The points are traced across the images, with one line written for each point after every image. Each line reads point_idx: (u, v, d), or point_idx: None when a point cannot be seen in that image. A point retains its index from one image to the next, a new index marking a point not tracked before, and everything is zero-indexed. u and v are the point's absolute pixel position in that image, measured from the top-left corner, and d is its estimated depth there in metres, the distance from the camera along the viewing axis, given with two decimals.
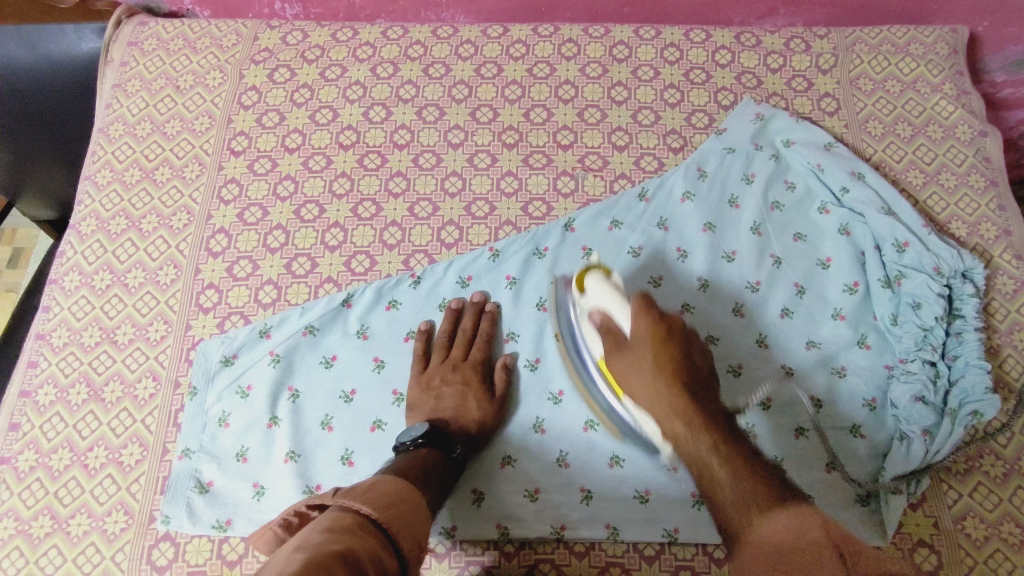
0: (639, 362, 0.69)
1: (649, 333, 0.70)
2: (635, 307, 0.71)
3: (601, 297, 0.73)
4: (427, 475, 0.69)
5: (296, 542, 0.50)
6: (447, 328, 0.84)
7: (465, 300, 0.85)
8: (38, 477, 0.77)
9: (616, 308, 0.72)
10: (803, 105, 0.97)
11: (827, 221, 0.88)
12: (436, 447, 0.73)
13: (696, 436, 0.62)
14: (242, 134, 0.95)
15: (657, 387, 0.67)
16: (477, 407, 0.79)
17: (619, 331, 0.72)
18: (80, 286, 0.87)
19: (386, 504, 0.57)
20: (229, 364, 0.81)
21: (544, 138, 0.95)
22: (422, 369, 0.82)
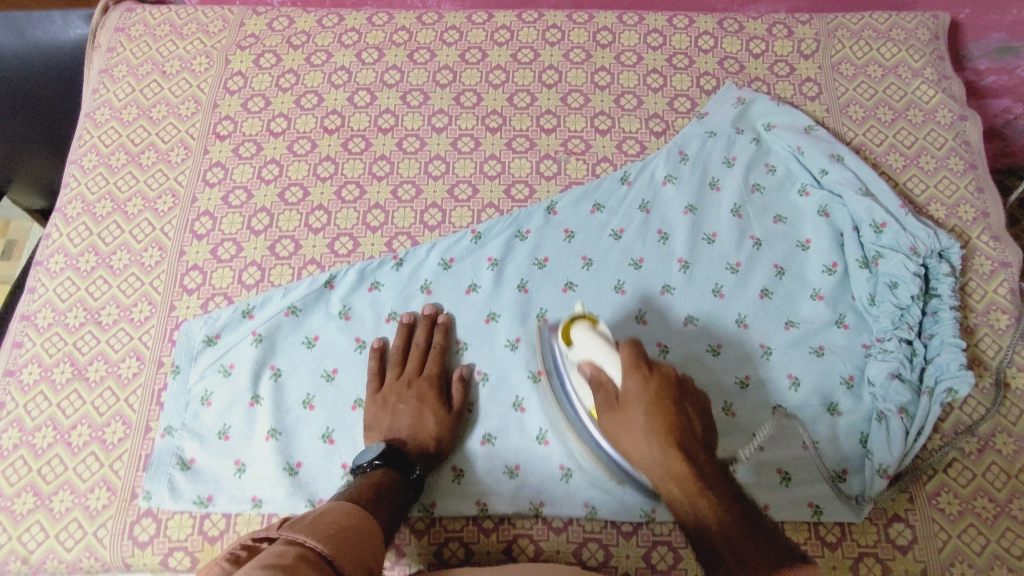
0: (631, 426, 0.67)
1: (641, 391, 0.67)
2: (625, 363, 0.68)
3: (589, 350, 0.70)
4: (381, 497, 0.67)
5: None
6: (401, 343, 0.82)
7: (416, 313, 0.84)
8: (22, 455, 0.78)
9: (606, 361, 0.69)
10: (785, 89, 0.98)
11: (807, 203, 0.89)
12: (393, 468, 0.72)
13: (696, 500, 0.62)
14: (227, 119, 0.96)
15: (654, 455, 0.64)
16: (434, 422, 0.78)
17: (611, 388, 0.69)
18: (65, 267, 0.87)
19: (332, 534, 0.54)
20: (212, 344, 0.82)
21: (527, 122, 0.96)
22: (378, 387, 0.80)
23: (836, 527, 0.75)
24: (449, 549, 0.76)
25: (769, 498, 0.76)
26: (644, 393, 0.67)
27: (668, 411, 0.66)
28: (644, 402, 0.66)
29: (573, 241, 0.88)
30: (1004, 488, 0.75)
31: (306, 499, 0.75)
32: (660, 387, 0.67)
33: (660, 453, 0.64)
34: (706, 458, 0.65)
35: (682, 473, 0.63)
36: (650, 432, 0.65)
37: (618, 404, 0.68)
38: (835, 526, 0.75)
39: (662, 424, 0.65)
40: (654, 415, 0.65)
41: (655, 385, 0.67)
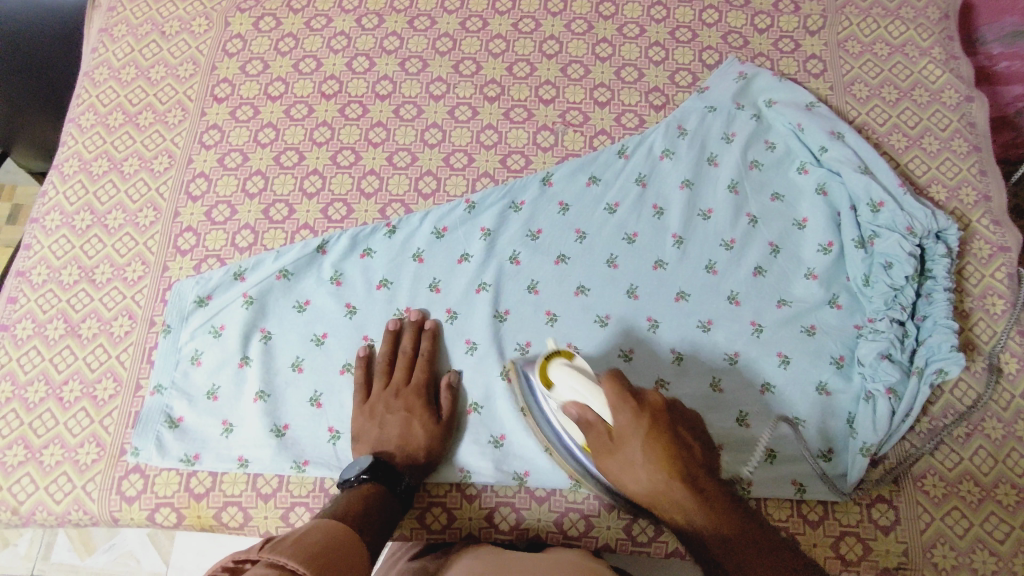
0: (629, 464, 0.63)
1: (633, 426, 0.63)
2: (611, 401, 0.64)
3: (572, 390, 0.66)
4: (370, 515, 0.66)
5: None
6: (386, 352, 0.80)
7: (403, 319, 0.83)
8: (14, 408, 0.79)
9: (591, 400, 0.65)
10: (789, 65, 0.96)
11: (805, 181, 0.88)
12: (380, 481, 0.71)
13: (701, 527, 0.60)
14: (225, 81, 0.95)
15: (657, 489, 0.62)
16: (424, 433, 0.76)
17: (601, 424, 0.66)
18: (61, 225, 0.88)
19: (313, 558, 0.53)
20: (204, 305, 0.82)
21: (526, 92, 0.95)
22: (364, 399, 0.78)
23: (819, 505, 0.75)
24: (431, 515, 0.77)
25: (751, 474, 0.76)
26: (639, 431, 0.63)
27: (664, 445, 0.62)
28: (639, 438, 0.63)
29: (567, 213, 0.87)
30: (990, 472, 0.75)
31: (291, 460, 0.76)
32: (654, 419, 0.63)
33: (663, 488, 0.62)
34: (707, 481, 0.62)
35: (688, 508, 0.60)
36: (649, 467, 0.62)
37: (612, 444, 0.65)
38: (817, 505, 0.75)
39: (660, 459, 0.62)
40: (650, 452, 0.62)
41: (648, 418, 0.63)
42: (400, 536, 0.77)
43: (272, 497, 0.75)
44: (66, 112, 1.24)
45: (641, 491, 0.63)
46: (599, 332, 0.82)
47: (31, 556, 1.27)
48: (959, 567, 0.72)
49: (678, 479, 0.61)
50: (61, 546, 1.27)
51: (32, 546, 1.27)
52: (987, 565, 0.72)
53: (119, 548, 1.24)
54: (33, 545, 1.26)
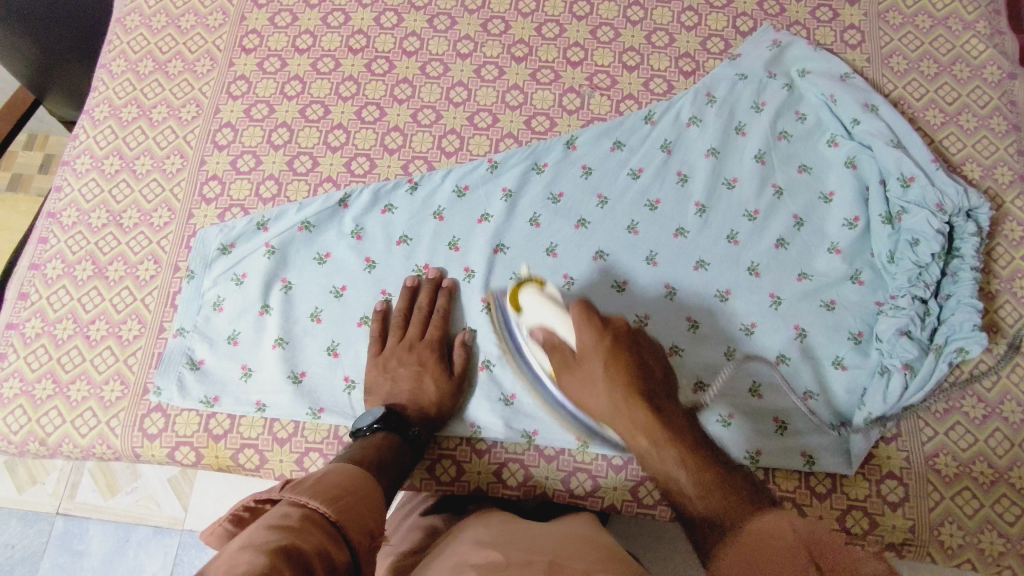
0: (593, 382, 0.67)
1: (594, 344, 0.67)
2: (575, 321, 0.68)
3: (539, 312, 0.72)
4: (384, 463, 0.68)
5: (241, 540, 0.49)
6: (402, 307, 0.81)
7: (420, 279, 0.83)
8: (43, 344, 0.81)
9: (557, 323, 0.70)
10: (825, 35, 0.93)
11: (835, 154, 0.86)
12: (392, 431, 0.72)
13: (663, 449, 0.61)
14: (254, 33, 0.95)
15: (618, 406, 0.64)
16: (434, 388, 0.77)
17: (565, 346, 0.70)
18: (91, 168, 0.89)
19: (334, 497, 0.57)
20: (226, 253, 0.84)
21: (554, 54, 0.93)
22: (378, 351, 0.79)
23: (827, 478, 0.75)
24: (441, 466, 0.78)
25: (761, 443, 0.76)
26: (599, 347, 0.67)
27: (627, 365, 0.66)
28: (600, 355, 0.66)
29: (590, 177, 0.87)
30: (1005, 455, 0.74)
31: (308, 407, 0.78)
32: (616, 339, 0.67)
33: (623, 405, 0.64)
34: (673, 408, 0.64)
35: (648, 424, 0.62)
36: (610, 383, 0.65)
37: (573, 361, 0.68)
38: (826, 476, 0.75)
39: (621, 374, 0.65)
40: (611, 367, 0.66)
41: (610, 338, 0.67)
42: (410, 485, 0.78)
43: (287, 442, 0.77)
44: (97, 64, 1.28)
45: (602, 408, 0.66)
46: (616, 298, 0.82)
47: (58, 494, 1.33)
48: (965, 546, 0.71)
49: (638, 397, 0.63)
50: (86, 486, 1.33)
51: (58, 485, 1.34)
52: (994, 545, 0.71)
53: (142, 490, 1.30)
54: (60, 484, 1.33)
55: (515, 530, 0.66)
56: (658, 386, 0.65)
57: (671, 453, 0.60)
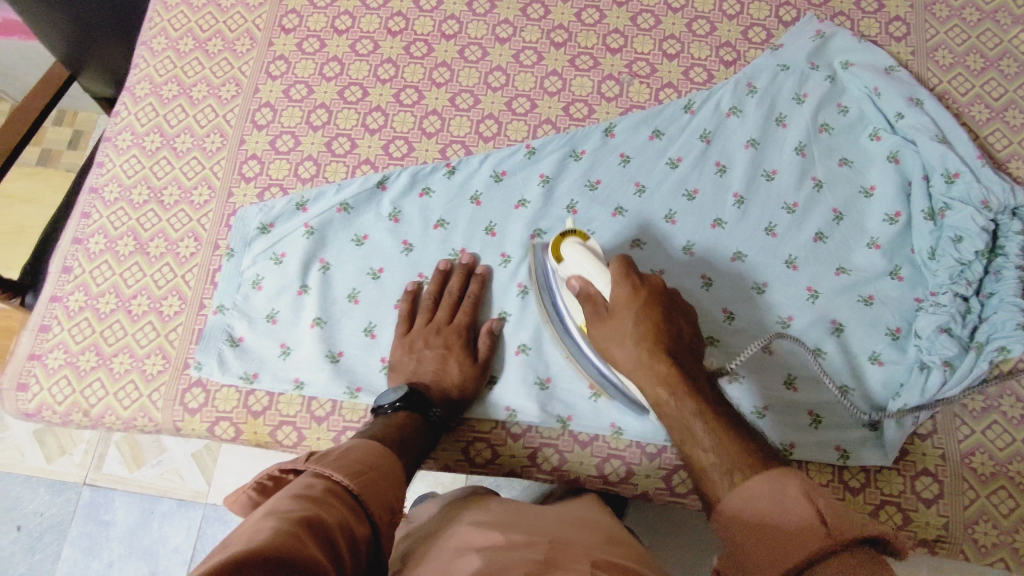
0: (619, 332, 0.68)
1: (629, 299, 0.68)
2: (613, 274, 0.69)
3: (578, 264, 0.72)
4: (405, 441, 0.68)
5: (266, 509, 0.50)
6: (434, 290, 0.82)
7: (454, 262, 0.84)
8: (86, 317, 0.82)
9: (595, 276, 0.70)
10: (870, 26, 0.92)
11: (877, 148, 0.85)
12: (414, 411, 0.73)
13: (682, 401, 0.62)
14: (293, 12, 0.95)
15: (642, 360, 0.65)
16: (458, 370, 0.78)
17: (600, 299, 0.70)
18: (132, 145, 0.90)
19: (357, 472, 0.58)
20: (267, 232, 0.85)
21: (594, 40, 0.93)
22: (406, 331, 0.80)
23: (861, 473, 0.75)
24: (475, 449, 0.79)
25: (795, 436, 0.76)
26: (633, 302, 0.67)
27: (656, 318, 0.67)
28: (634, 309, 0.67)
29: (628, 166, 0.87)
30: None
31: (345, 386, 0.79)
32: (650, 296, 0.68)
33: (647, 359, 0.65)
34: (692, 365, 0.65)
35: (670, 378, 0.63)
36: (638, 338, 0.66)
37: (605, 314, 0.69)
38: (860, 471, 0.75)
39: (651, 327, 0.66)
40: (642, 321, 0.66)
41: (645, 293, 0.68)
42: (444, 466, 0.80)
43: (325, 419, 0.78)
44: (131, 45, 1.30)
45: (628, 361, 0.67)
46: None
47: (85, 464, 1.37)
48: (999, 544, 0.72)
49: (662, 350, 0.65)
50: (112, 458, 1.37)
51: (86, 456, 1.37)
52: None
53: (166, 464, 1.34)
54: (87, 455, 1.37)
55: (525, 514, 0.69)
56: (682, 348, 0.66)
57: (690, 407, 0.61)
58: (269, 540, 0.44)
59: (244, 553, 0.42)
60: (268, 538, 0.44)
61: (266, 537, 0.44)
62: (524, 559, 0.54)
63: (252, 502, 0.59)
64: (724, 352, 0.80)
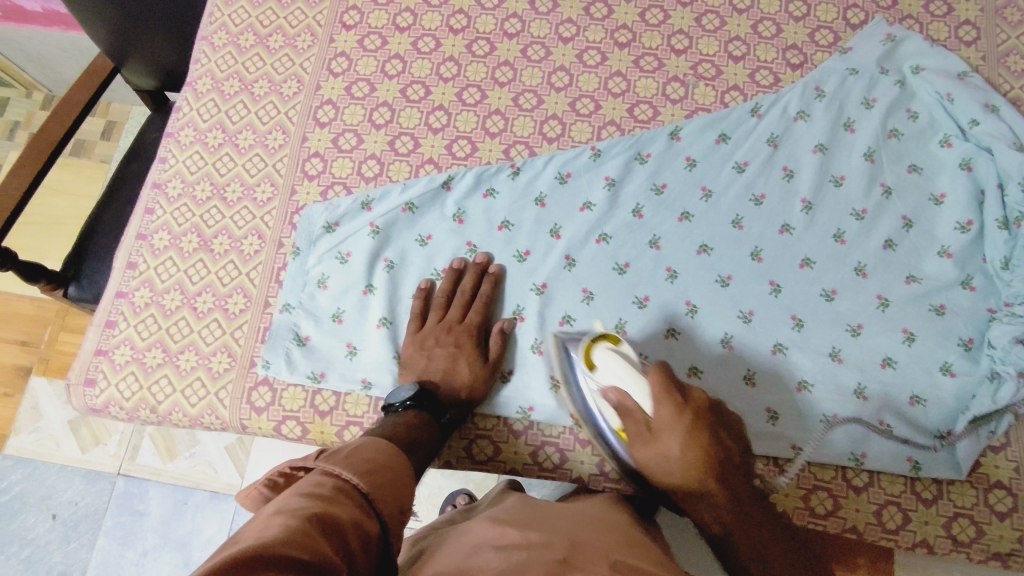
0: (665, 457, 0.68)
1: (674, 423, 0.68)
2: (657, 394, 0.68)
3: (616, 375, 0.70)
4: (414, 441, 0.68)
5: (276, 507, 0.49)
6: (446, 288, 0.82)
7: (468, 261, 0.84)
8: (152, 313, 0.82)
9: (635, 391, 0.69)
10: (939, 30, 0.91)
11: (948, 155, 0.84)
12: (424, 410, 0.73)
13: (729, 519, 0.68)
14: (355, 8, 0.94)
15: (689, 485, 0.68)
16: (469, 370, 0.78)
17: (640, 415, 0.69)
18: (195, 141, 0.90)
19: (369, 469, 0.56)
20: (332, 231, 0.84)
21: (658, 41, 0.92)
22: (418, 329, 0.80)
23: (933, 484, 0.75)
24: (544, 453, 0.79)
25: (867, 446, 0.76)
26: (679, 427, 0.67)
27: (702, 441, 0.68)
28: (680, 432, 0.67)
29: (694, 170, 0.86)
30: None
31: None
32: (694, 418, 0.68)
33: (694, 483, 0.68)
34: (735, 482, 0.69)
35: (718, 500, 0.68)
36: (684, 465, 0.67)
37: (648, 436, 0.68)
38: (931, 482, 0.75)
39: (696, 453, 0.67)
40: (689, 448, 0.67)
41: (689, 416, 0.68)
42: (510, 470, 0.80)
43: None
44: (177, 44, 1.30)
45: (673, 485, 0.69)
46: (720, 294, 0.81)
47: (120, 455, 1.38)
48: None
49: (712, 478, 0.67)
50: (146, 449, 1.38)
51: (121, 447, 1.39)
52: None
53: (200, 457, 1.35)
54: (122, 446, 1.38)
55: (541, 515, 0.66)
56: (727, 465, 0.68)
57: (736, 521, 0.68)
58: (274, 539, 0.43)
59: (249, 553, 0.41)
60: (273, 537, 0.43)
61: (273, 535, 0.43)
62: (543, 558, 0.52)
63: (265, 498, 0.58)
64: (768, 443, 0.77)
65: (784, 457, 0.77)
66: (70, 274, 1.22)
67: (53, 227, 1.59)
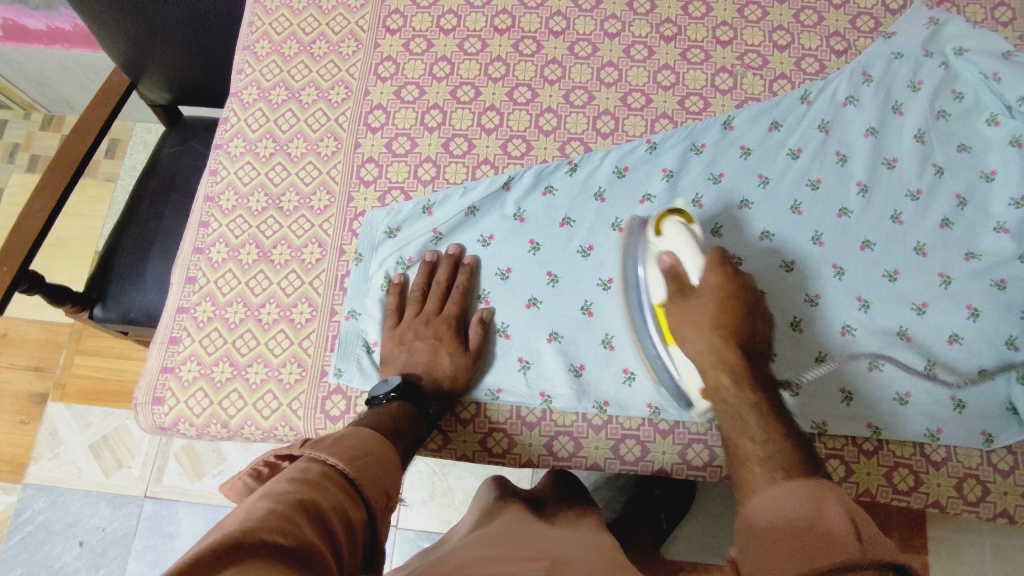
0: (698, 314, 0.71)
1: (718, 287, 0.71)
2: (710, 260, 0.72)
3: (676, 244, 0.73)
4: (400, 430, 0.69)
5: (263, 491, 0.52)
6: (421, 282, 0.82)
7: (439, 253, 0.84)
8: (217, 327, 0.81)
9: (689, 257, 0.72)
10: (976, 13, 0.93)
11: (996, 133, 0.86)
12: (409, 401, 0.73)
13: (742, 392, 0.67)
14: (397, 13, 0.94)
15: (712, 348, 0.70)
16: (450, 361, 0.78)
17: (686, 279, 0.73)
18: (245, 152, 0.89)
19: (353, 456, 0.60)
20: (393, 236, 0.84)
21: (703, 33, 0.93)
22: (396, 324, 0.81)
23: (1008, 455, 0.77)
24: (625, 446, 0.78)
25: (941, 422, 0.77)
26: (721, 291, 0.71)
27: (738, 310, 0.71)
28: (722, 297, 0.71)
29: (750, 158, 0.86)
30: None
31: (485, 388, 0.80)
32: (738, 291, 0.71)
33: (719, 348, 0.70)
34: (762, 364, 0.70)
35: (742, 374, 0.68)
36: (713, 326, 0.71)
37: (690, 293, 0.72)
38: (1007, 453, 0.77)
39: (730, 318, 0.71)
40: (725, 309, 0.70)
41: (735, 288, 0.71)
42: (592, 466, 0.79)
43: (471, 422, 0.80)
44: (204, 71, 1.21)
45: (697, 344, 0.71)
46: (785, 278, 0.82)
47: (145, 477, 1.36)
48: None
49: (736, 352, 0.69)
50: (172, 469, 1.36)
51: (145, 469, 1.36)
52: None
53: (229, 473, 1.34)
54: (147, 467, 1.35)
55: (525, 533, 0.69)
56: (755, 346, 0.71)
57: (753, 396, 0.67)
58: (263, 524, 0.46)
59: (234, 536, 0.45)
60: (260, 521, 0.47)
61: (262, 519, 0.47)
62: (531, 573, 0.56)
63: (248, 488, 0.61)
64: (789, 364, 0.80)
65: (862, 436, 0.78)
66: (94, 295, 1.16)
67: (54, 250, 1.56)
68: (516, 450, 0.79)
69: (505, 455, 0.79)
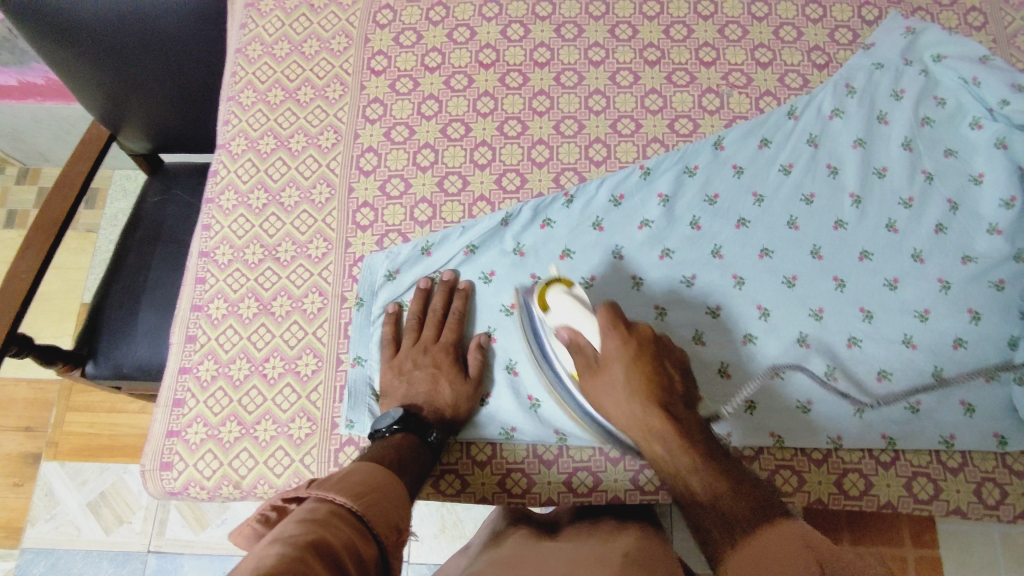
0: (612, 385, 0.67)
1: (619, 349, 0.67)
2: (602, 324, 0.68)
3: (567, 314, 0.71)
4: (404, 462, 0.68)
5: (272, 535, 0.50)
6: (417, 310, 0.82)
7: (435, 282, 0.84)
8: (221, 386, 0.80)
9: (583, 323, 0.70)
10: (949, 19, 0.95)
11: (980, 136, 0.87)
12: (411, 432, 0.72)
13: (677, 457, 0.62)
14: (380, 54, 0.94)
15: (635, 413, 0.66)
16: (450, 389, 0.77)
17: (588, 348, 0.70)
18: (237, 204, 0.88)
19: (360, 492, 0.57)
20: (393, 279, 0.83)
21: (686, 55, 0.94)
22: (394, 354, 0.80)
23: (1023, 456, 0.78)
24: (644, 476, 0.78)
25: (953, 427, 0.78)
26: (623, 353, 0.67)
27: (647, 367, 0.67)
28: (624, 360, 0.67)
29: (742, 177, 0.87)
30: None
31: (499, 428, 0.79)
32: (638, 348, 0.67)
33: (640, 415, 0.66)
34: (685, 412, 0.66)
35: (665, 431, 0.64)
36: (630, 393, 0.66)
37: (594, 364, 0.69)
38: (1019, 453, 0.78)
39: (642, 381, 0.66)
40: (633, 372, 0.66)
41: (635, 344, 0.68)
42: (613, 499, 0.78)
43: (488, 464, 0.79)
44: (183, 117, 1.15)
45: (622, 416, 0.67)
46: (787, 293, 0.82)
47: (147, 532, 1.32)
48: None
49: (657, 406, 0.65)
50: (174, 522, 1.33)
51: (146, 523, 1.33)
52: None
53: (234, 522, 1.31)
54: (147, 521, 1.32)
55: (534, 551, 0.67)
56: (675, 396, 0.67)
57: (686, 461, 0.61)
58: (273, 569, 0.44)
59: None
60: (269, 565, 0.44)
61: (273, 564, 0.44)
62: None
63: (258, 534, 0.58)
64: (768, 410, 0.79)
65: (877, 448, 0.78)
66: (84, 352, 1.12)
67: (38, 306, 1.52)
68: (536, 488, 0.78)
69: (525, 494, 0.78)
